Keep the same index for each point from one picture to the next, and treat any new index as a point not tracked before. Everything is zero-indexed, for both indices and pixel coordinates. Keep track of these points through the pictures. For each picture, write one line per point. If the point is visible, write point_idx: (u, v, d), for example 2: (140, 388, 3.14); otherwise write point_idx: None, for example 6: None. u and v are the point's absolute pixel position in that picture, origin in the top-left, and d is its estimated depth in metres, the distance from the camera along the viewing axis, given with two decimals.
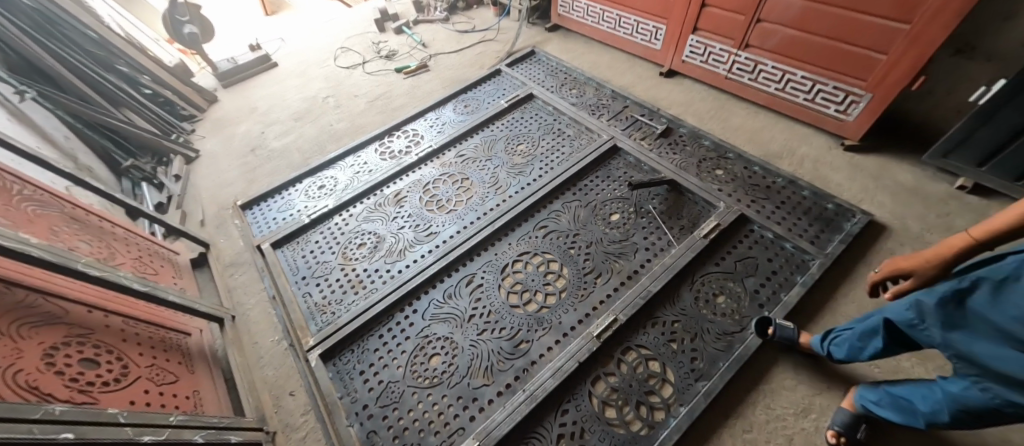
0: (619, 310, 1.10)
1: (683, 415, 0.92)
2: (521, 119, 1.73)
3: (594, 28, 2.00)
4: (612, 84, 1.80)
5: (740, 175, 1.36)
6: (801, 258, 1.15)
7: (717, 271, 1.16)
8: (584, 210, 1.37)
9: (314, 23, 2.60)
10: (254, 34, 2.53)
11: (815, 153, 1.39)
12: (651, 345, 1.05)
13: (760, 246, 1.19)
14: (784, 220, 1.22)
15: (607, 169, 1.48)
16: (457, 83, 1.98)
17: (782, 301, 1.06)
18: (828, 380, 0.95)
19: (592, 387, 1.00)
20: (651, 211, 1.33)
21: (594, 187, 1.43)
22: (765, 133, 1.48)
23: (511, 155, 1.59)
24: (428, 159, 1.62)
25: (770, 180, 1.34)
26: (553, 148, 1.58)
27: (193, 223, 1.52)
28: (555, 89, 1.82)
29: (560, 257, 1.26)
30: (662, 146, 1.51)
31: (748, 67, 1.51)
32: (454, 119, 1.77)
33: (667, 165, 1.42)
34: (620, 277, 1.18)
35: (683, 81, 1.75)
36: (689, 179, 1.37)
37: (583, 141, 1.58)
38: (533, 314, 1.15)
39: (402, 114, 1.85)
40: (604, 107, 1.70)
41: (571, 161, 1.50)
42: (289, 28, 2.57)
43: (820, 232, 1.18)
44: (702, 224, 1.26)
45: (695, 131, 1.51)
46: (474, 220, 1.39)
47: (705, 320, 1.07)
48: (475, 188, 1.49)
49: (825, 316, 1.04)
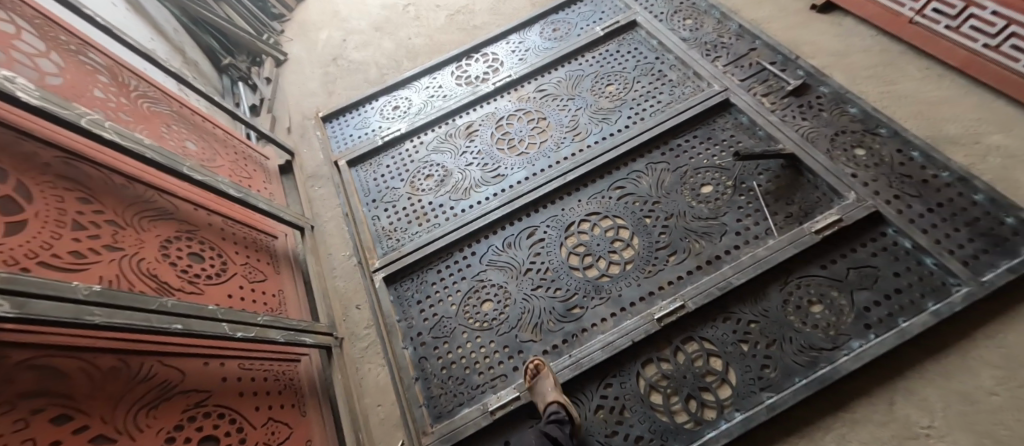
0: (689, 296, 1.00)
1: (738, 421, 0.85)
2: (616, 52, 1.48)
3: None
4: (739, 16, 1.45)
5: (887, 160, 1.09)
6: (942, 280, 0.92)
7: (821, 275, 0.98)
8: (673, 176, 1.20)
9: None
10: None
11: (1012, 142, 1.04)
12: (717, 341, 0.96)
13: (886, 254, 0.98)
14: (933, 229, 0.98)
15: (710, 129, 1.25)
16: (548, 0, 1.73)
17: (899, 327, 0.88)
18: (930, 427, 0.80)
19: (642, 368, 0.96)
20: (753, 188, 1.13)
21: (689, 149, 1.23)
22: (941, 107, 1.13)
23: (598, 96, 1.40)
24: (506, 90, 1.49)
25: (931, 173, 1.05)
26: (649, 94, 1.35)
27: (280, 129, 1.60)
28: (665, 16, 1.51)
29: (633, 224, 1.15)
30: (790, 108, 1.22)
31: (951, 8, 1.12)
32: (540, 44, 1.57)
33: (790, 134, 1.16)
34: (698, 260, 1.06)
35: (839, 22, 1.36)
36: (815, 155, 1.12)
37: (687, 89, 1.33)
38: (593, 281, 1.09)
39: (485, 33, 1.68)
40: (722, 47, 1.39)
41: (668, 113, 1.28)
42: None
43: (982, 251, 0.93)
44: (818, 215, 1.05)
45: (838, 93, 1.20)
46: (546, 167, 1.29)
47: (791, 328, 0.94)
48: (552, 132, 1.36)
49: (950, 355, 0.86)
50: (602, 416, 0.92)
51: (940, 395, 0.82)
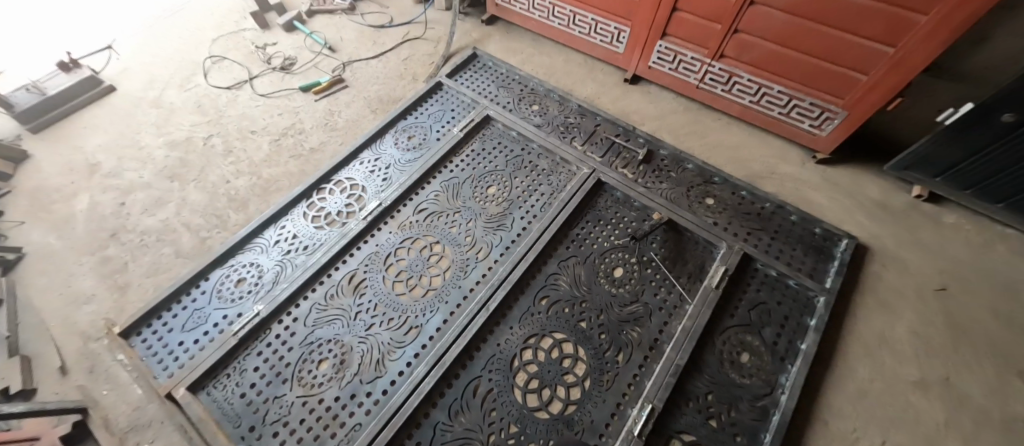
0: (654, 395, 1.00)
1: None
2: (483, 150, 1.46)
3: (542, 22, 1.71)
4: (575, 96, 1.60)
5: (729, 203, 1.32)
6: (805, 295, 1.16)
7: (734, 325, 1.12)
8: (585, 269, 1.22)
9: (151, 16, 1.87)
10: (60, 46, 1.74)
11: (793, 169, 1.41)
12: (692, 428, 0.98)
13: (764, 287, 1.17)
14: (782, 254, 1.22)
15: (596, 211, 1.32)
16: (390, 104, 1.60)
17: (802, 351, 1.06)
18: (854, 429, 0.99)
19: None
20: (653, 259, 1.23)
21: (588, 237, 1.27)
22: (742, 150, 1.45)
23: (483, 203, 1.34)
24: (381, 221, 1.30)
25: (759, 205, 1.31)
26: (531, 188, 1.36)
27: (46, 374, 1.03)
28: (513, 106, 1.55)
29: (572, 335, 1.12)
30: (648, 174, 1.39)
31: (721, 78, 1.42)
32: (400, 157, 1.43)
33: (658, 199, 1.31)
34: (642, 350, 1.08)
35: (648, 90, 1.62)
36: (685, 215, 1.28)
37: (562, 176, 1.39)
38: (561, 416, 1.00)
39: (327, 156, 1.44)
40: (573, 127, 1.50)
41: (556, 205, 1.30)
42: (117, 25, 1.82)
43: (815, 263, 1.20)
44: (709, 269, 1.20)
45: (676, 153, 1.41)
46: (461, 300, 1.16)
47: (737, 386, 1.03)
48: (452, 257, 1.24)
49: (837, 359, 1.09)
50: None
51: (847, 398, 1.03)
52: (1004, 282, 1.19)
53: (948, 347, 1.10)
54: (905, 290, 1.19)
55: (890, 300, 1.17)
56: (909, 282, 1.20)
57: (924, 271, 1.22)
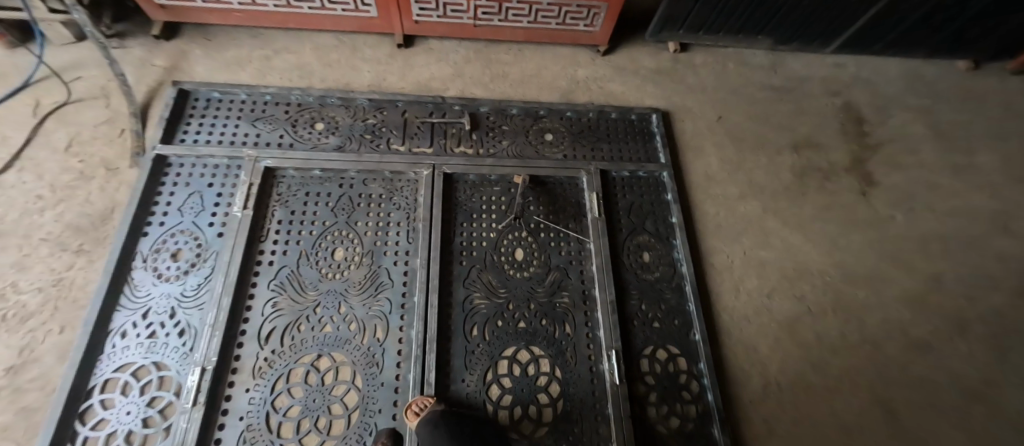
0: (611, 341, 1.06)
1: (707, 368, 1.08)
2: (292, 214, 1.10)
3: (249, 10, 1.24)
4: (356, 89, 1.29)
5: (564, 130, 1.34)
6: (654, 178, 1.32)
7: (627, 235, 1.22)
8: (490, 272, 1.12)
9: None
10: None
11: (589, 71, 1.49)
12: (648, 340, 1.10)
13: (628, 188, 1.29)
14: (623, 153, 1.33)
15: (462, 207, 1.18)
16: (101, 226, 1.03)
17: (675, 224, 1.25)
18: (727, 257, 1.27)
19: (649, 419, 1.02)
20: (539, 222, 1.20)
21: (472, 239, 1.15)
22: (544, 72, 1.46)
23: (340, 274, 1.06)
24: (222, 386, 0.91)
25: (586, 119, 1.37)
26: (382, 225, 1.13)
27: None
28: (291, 140, 1.18)
29: (518, 340, 1.06)
30: (484, 141, 1.28)
31: (493, 9, 1.31)
32: (183, 290, 0.98)
33: (509, 162, 1.24)
34: (579, 310, 1.11)
35: (427, 48, 1.43)
36: (539, 164, 1.25)
37: (404, 190, 1.18)
38: (557, 419, 0.99)
39: (49, 361, 0.87)
40: (379, 129, 1.24)
41: (421, 227, 1.12)
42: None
43: (646, 147, 1.36)
44: (584, 202, 1.24)
45: (495, 106, 1.32)
46: (395, 394, 0.95)
47: (654, 283, 1.17)
48: (350, 358, 0.99)
49: (694, 213, 1.33)
50: None
51: (713, 237, 1.29)
52: (742, 90, 1.58)
53: (740, 158, 1.45)
54: (701, 131, 1.47)
55: (697, 145, 1.44)
56: (700, 124, 1.48)
57: (704, 110, 1.51)
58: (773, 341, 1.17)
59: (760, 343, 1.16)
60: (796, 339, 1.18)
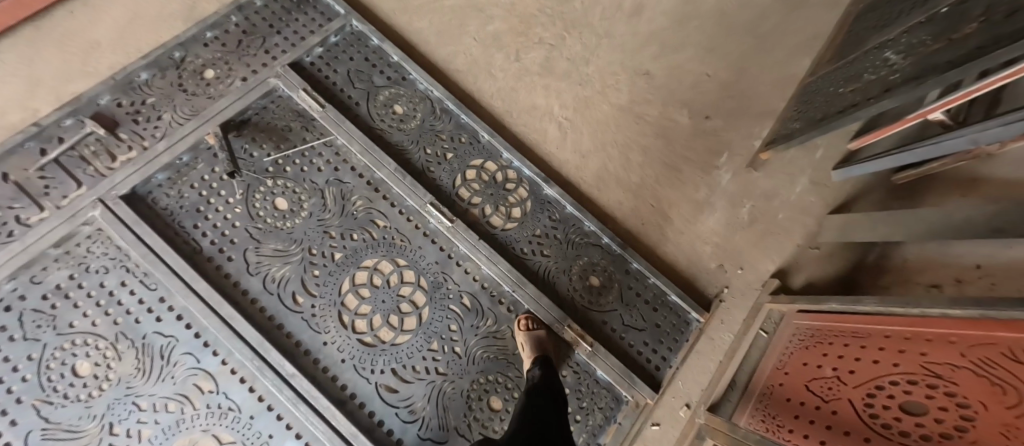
0: (421, 199, 1.01)
1: (510, 153, 1.10)
2: None
3: None
4: None
5: (218, 55, 1.07)
6: (349, 34, 1.15)
7: (367, 104, 1.10)
8: (268, 240, 0.96)
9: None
10: None
11: None
12: (452, 173, 1.07)
13: (333, 62, 1.12)
14: (300, 32, 1.12)
15: (182, 210, 0.95)
16: None
17: (399, 60, 1.14)
18: (466, 53, 1.21)
19: (499, 226, 1.05)
20: (274, 159, 1.02)
21: (221, 228, 0.95)
22: (135, 5, 1.07)
23: (108, 380, 0.83)
24: None
25: (231, 26, 1.10)
26: (106, 301, 0.87)
27: None
28: None
29: (348, 270, 0.97)
30: (138, 131, 0.98)
31: None
32: None
33: (186, 129, 0.98)
34: (378, 199, 1.03)
35: None
36: (219, 107, 1.01)
37: (95, 251, 0.90)
38: (430, 293, 0.98)
39: None
40: None
41: (148, 266, 0.89)
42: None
43: (317, 10, 1.16)
44: (300, 106, 1.06)
45: (113, 85, 0.99)
46: (275, 411, 0.85)
47: (420, 125, 1.10)
48: (200, 430, 0.83)
49: (411, 38, 1.21)
50: (549, 248, 1.05)
51: (441, 45, 1.21)
52: None
53: None
54: None
55: None
56: None
57: None
58: (545, 91, 1.21)
59: (537, 101, 1.19)
60: (559, 75, 1.23)
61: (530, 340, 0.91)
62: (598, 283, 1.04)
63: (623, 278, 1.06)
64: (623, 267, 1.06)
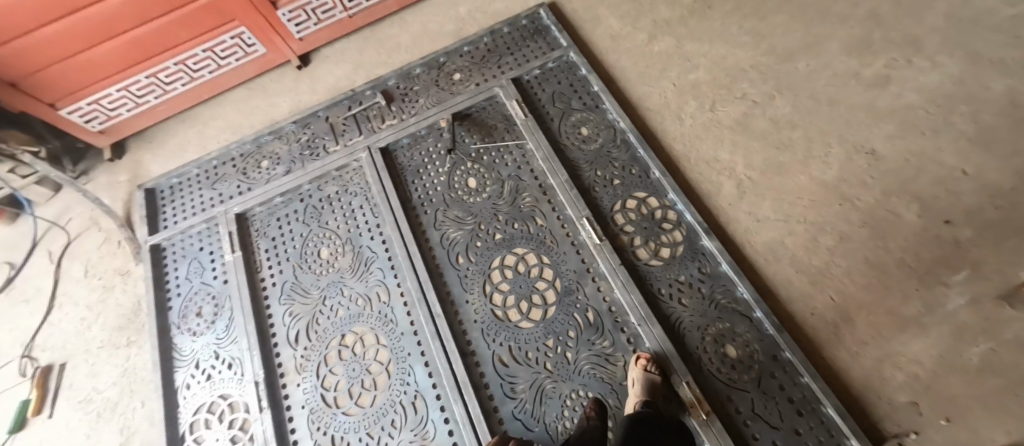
0: (579, 211, 1.11)
1: (677, 195, 1.10)
2: (273, 240, 1.23)
3: (167, 99, 1.39)
4: (280, 121, 1.41)
5: (467, 65, 1.40)
6: (563, 63, 1.35)
7: (560, 122, 1.26)
8: (454, 207, 1.20)
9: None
10: None
11: (468, 5, 1.51)
12: (615, 198, 1.14)
13: (545, 82, 1.33)
14: (527, 56, 1.37)
15: (408, 167, 1.27)
16: (140, 313, 1.20)
17: (598, 91, 1.27)
18: (662, 95, 1.26)
19: (643, 260, 1.06)
20: (478, 149, 1.27)
21: (427, 187, 1.24)
22: (430, 25, 1.50)
23: (332, 267, 1.18)
24: (278, 390, 1.05)
25: (481, 46, 1.42)
26: (349, 214, 1.24)
27: None
28: (245, 184, 1.32)
29: (502, 250, 1.13)
30: (402, 107, 1.36)
31: None
32: (217, 335, 1.13)
33: (430, 112, 1.32)
34: (543, 201, 1.17)
35: (322, 57, 1.51)
36: (456, 101, 1.32)
37: (353, 180, 1.29)
38: (561, 296, 1.06)
39: (146, 428, 1.05)
40: (315, 141, 1.36)
41: (378, 200, 1.22)
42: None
43: (546, 41, 1.39)
44: (510, 112, 1.29)
45: (399, 74, 1.40)
46: (417, 337, 1.06)
47: (599, 150, 1.21)
48: (369, 326, 1.09)
49: (614, 72, 1.32)
50: (689, 298, 1.01)
51: (640, 83, 1.29)
52: None
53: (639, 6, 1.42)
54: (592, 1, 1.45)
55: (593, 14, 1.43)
56: None
57: None
58: (733, 146, 1.16)
59: (722, 153, 1.16)
60: (755, 134, 1.17)
61: (642, 382, 0.87)
62: (734, 356, 0.94)
63: (768, 364, 0.92)
64: (771, 351, 0.93)
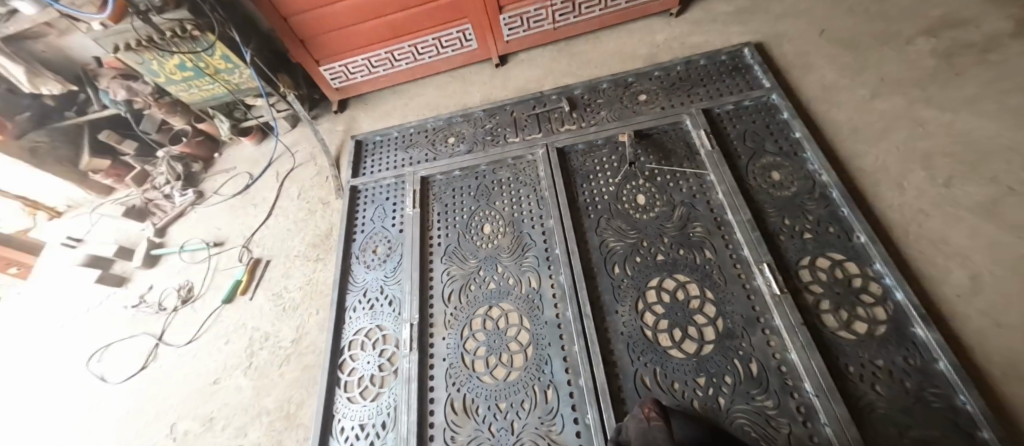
0: (759, 255, 1.03)
1: (887, 268, 0.95)
2: (445, 206, 1.38)
3: (391, 73, 1.66)
4: (471, 107, 1.59)
5: (656, 88, 1.42)
6: (762, 103, 1.28)
7: (749, 160, 1.19)
8: (618, 218, 1.21)
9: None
10: None
11: (666, 34, 1.54)
12: (802, 252, 1.04)
13: (737, 119, 1.27)
14: (723, 90, 1.34)
15: (579, 171, 1.32)
16: (331, 237, 1.42)
17: (800, 137, 1.18)
18: (879, 158, 1.13)
19: (828, 326, 0.94)
20: (653, 169, 1.26)
21: (595, 194, 1.27)
22: (625, 47, 1.56)
23: (492, 243, 1.27)
24: (425, 336, 1.15)
25: (674, 73, 1.43)
26: (516, 200, 1.33)
27: None
28: (432, 153, 1.50)
29: (662, 272, 1.10)
30: (584, 116, 1.43)
31: (567, 8, 1.50)
32: (386, 273, 1.29)
33: (612, 125, 1.36)
34: (716, 235, 1.11)
35: (519, 60, 1.67)
36: (640, 120, 1.34)
37: (525, 171, 1.38)
38: (721, 336, 0.98)
39: (317, 333, 1.24)
40: (498, 130, 1.49)
41: (547, 194, 1.29)
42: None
43: (746, 79, 1.34)
44: (694, 140, 1.27)
45: (587, 85, 1.48)
46: (561, 330, 1.08)
47: (791, 197, 1.11)
48: (516, 306, 1.15)
49: (822, 124, 1.22)
50: (886, 386, 0.85)
51: (853, 142, 1.17)
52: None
53: (866, 61, 1.30)
54: (807, 48, 1.37)
55: (805, 61, 1.35)
56: (803, 42, 1.39)
57: (802, 28, 1.42)
58: (972, 233, 0.98)
59: (954, 238, 0.99)
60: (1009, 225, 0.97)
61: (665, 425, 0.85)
62: None
63: None
64: None
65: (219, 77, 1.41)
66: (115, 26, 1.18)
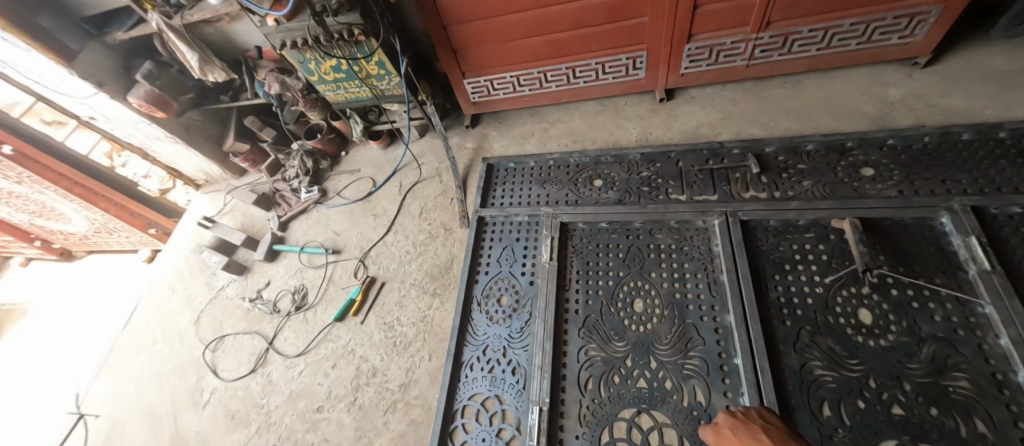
0: None
1: None
2: (586, 264, 1.17)
3: (536, 94, 1.48)
4: (625, 146, 1.36)
5: (888, 163, 1.08)
6: None
7: None
8: (827, 336, 0.92)
9: (110, 348, 1.47)
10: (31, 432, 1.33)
11: (904, 90, 1.18)
12: None
13: None
14: (1003, 182, 0.96)
15: (770, 256, 1.03)
16: (451, 272, 1.29)
17: None
18: None
19: None
20: (883, 276, 0.95)
21: (792, 293, 0.98)
22: (839, 100, 1.23)
23: (644, 325, 1.04)
24: (555, 428, 0.96)
25: (918, 145, 1.08)
26: (678, 276, 1.08)
27: None
28: (574, 195, 1.30)
29: (900, 434, 0.79)
30: (779, 183, 1.13)
31: (775, 44, 1.20)
32: (511, 331, 1.12)
33: (823, 203, 1.05)
34: (997, 401, 0.77)
35: (688, 97, 1.40)
36: (867, 204, 1.02)
37: (693, 240, 1.12)
38: None
39: (428, 384, 1.11)
40: (659, 181, 1.25)
41: (724, 278, 1.03)
42: (63, 394, 1.41)
43: None
44: (954, 249, 0.93)
45: (785, 143, 1.18)
46: None
47: None
48: (675, 420, 0.91)
49: None
50: None
51: None
52: None
53: None
54: None
55: None
56: None
57: None
58: None
59: None
60: None
61: None
62: None
63: None
64: None
65: (369, 82, 1.33)
66: (286, 24, 1.13)
